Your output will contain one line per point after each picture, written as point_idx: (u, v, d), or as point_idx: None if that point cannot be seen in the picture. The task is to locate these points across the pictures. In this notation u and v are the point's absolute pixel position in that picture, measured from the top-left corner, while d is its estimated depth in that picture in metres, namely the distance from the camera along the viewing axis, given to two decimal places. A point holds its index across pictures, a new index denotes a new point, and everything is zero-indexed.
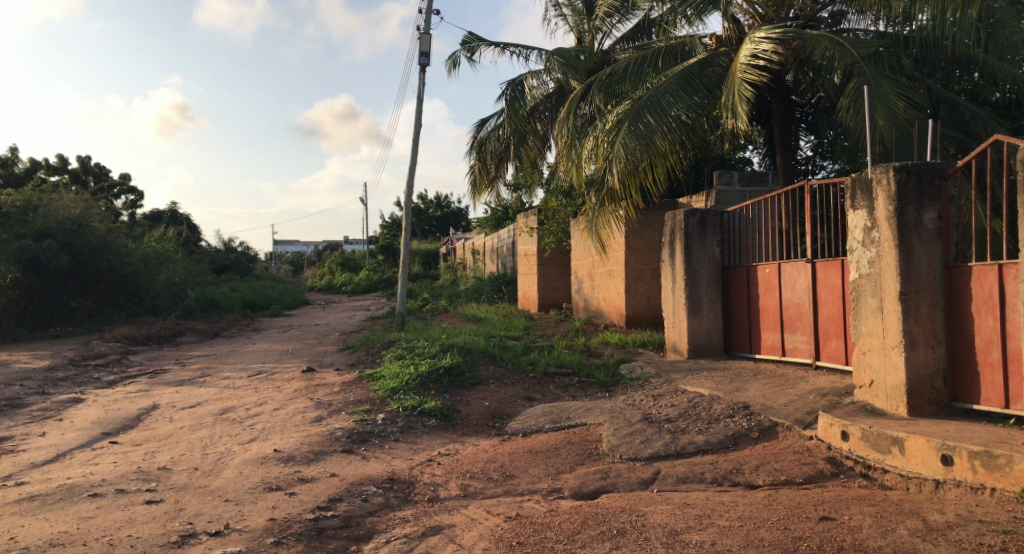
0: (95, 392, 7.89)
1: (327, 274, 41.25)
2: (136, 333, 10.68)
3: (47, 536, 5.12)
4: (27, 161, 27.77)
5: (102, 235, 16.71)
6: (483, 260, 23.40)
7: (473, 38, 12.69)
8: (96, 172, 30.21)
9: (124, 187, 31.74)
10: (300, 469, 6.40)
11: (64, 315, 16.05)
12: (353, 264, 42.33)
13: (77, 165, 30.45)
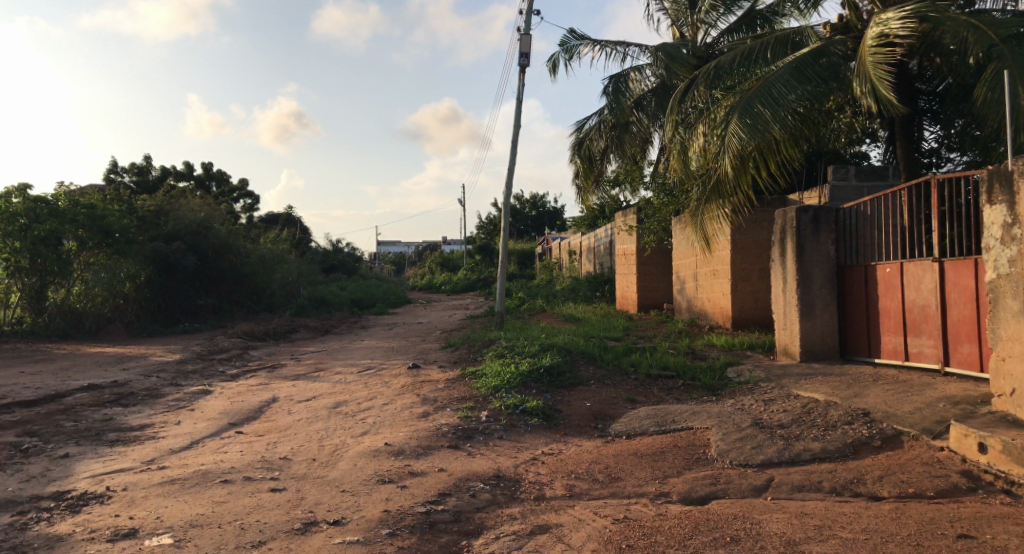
0: (221, 385, 8.43)
1: (428, 273, 42.58)
2: (255, 329, 11.36)
3: (186, 517, 5.52)
4: (159, 168, 30.21)
5: (224, 238, 17.96)
6: (580, 260, 23.40)
7: (571, 37, 12.67)
8: (219, 178, 32.39)
9: (245, 193, 33.82)
10: (410, 462, 6.59)
11: (188, 312, 17.28)
12: (451, 264, 43.46)
13: (203, 172, 32.82)
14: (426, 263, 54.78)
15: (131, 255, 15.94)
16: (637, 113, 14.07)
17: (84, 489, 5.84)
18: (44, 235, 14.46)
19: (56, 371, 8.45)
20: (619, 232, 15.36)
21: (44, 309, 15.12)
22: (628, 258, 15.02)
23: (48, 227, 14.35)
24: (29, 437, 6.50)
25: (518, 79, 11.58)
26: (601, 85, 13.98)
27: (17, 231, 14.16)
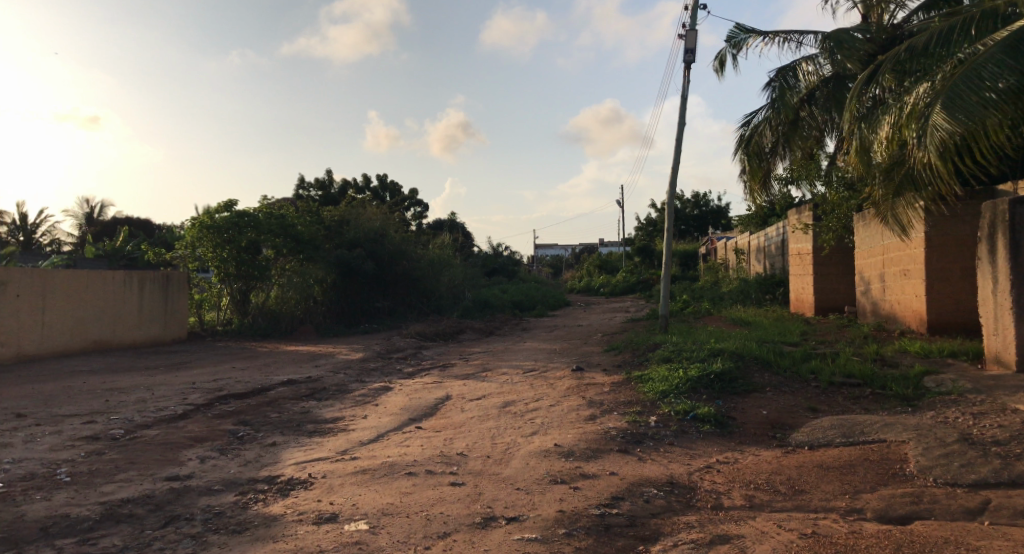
0: (399, 382, 8.98)
1: (587, 275, 43.07)
2: (427, 330, 12.03)
3: (379, 506, 5.93)
4: (340, 181, 33.06)
5: (398, 244, 19.14)
6: (748, 260, 22.44)
7: (739, 31, 12.21)
8: (392, 188, 34.78)
9: (415, 202, 35.90)
10: (581, 464, 6.63)
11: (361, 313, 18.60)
12: (610, 266, 43.62)
13: (378, 183, 35.43)
14: (580, 264, 55.20)
15: (318, 260, 17.56)
16: (806, 107, 13.55)
17: (291, 475, 6.46)
18: (246, 244, 16.57)
19: (261, 366, 9.45)
20: (793, 230, 14.68)
21: (248, 310, 17.30)
22: (804, 257, 14.21)
23: (248, 238, 16.40)
24: (243, 425, 7.31)
25: (682, 77, 11.37)
26: (769, 79, 13.43)
27: (227, 241, 16.37)
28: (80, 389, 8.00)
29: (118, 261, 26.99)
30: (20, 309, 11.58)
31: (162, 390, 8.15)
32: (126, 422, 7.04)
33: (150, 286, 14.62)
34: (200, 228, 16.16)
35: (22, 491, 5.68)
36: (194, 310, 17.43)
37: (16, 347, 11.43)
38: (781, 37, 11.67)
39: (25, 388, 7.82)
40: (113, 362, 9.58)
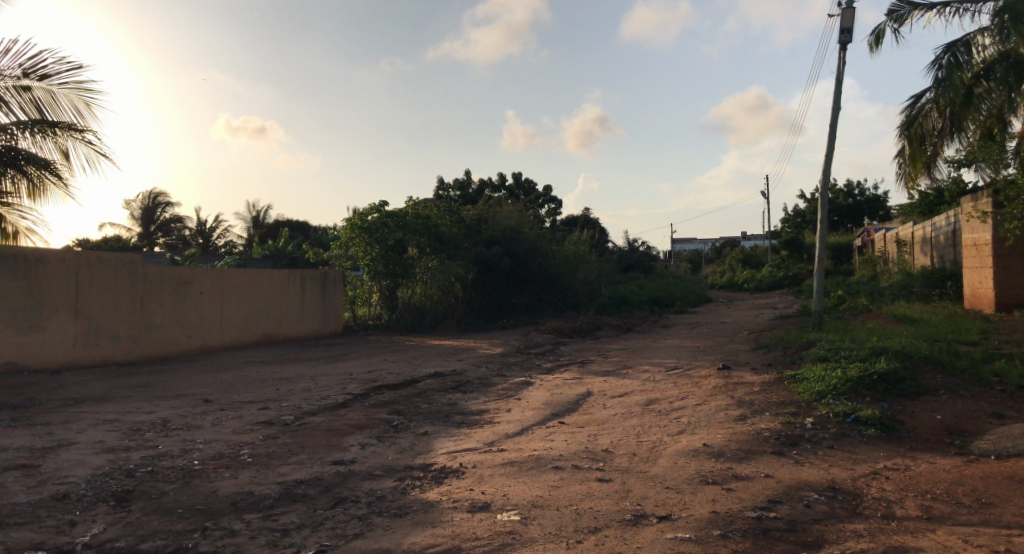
0: (540, 377, 9.11)
1: (731, 270, 42.21)
2: (564, 326, 12.16)
3: (529, 498, 6.03)
4: (475, 181, 34.15)
5: (534, 241, 19.42)
6: (912, 252, 20.79)
7: (900, 4, 11.36)
8: (528, 187, 35.49)
9: (550, 199, 36.28)
10: (733, 465, 6.39)
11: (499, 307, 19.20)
12: (754, 261, 42.48)
13: (512, 181, 36.29)
14: (720, 259, 53.70)
15: (458, 258, 18.09)
16: (981, 81, 12.37)
17: (444, 464, 6.72)
18: (394, 244, 17.43)
19: (409, 359, 9.93)
20: (968, 220, 13.47)
21: (396, 307, 18.15)
22: (981, 249, 12.97)
23: (395, 237, 17.23)
24: (397, 415, 7.69)
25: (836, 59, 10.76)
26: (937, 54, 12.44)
27: (376, 240, 17.26)
28: (255, 378, 8.75)
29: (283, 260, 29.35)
30: (204, 305, 12.56)
31: (324, 379, 8.74)
32: (295, 410, 7.61)
33: (312, 283, 15.80)
34: (352, 229, 17.21)
35: (215, 469, 6.30)
36: (348, 306, 18.34)
37: (200, 340, 12.44)
38: (952, 7, 10.73)
39: (209, 376, 8.64)
40: (281, 353, 10.41)
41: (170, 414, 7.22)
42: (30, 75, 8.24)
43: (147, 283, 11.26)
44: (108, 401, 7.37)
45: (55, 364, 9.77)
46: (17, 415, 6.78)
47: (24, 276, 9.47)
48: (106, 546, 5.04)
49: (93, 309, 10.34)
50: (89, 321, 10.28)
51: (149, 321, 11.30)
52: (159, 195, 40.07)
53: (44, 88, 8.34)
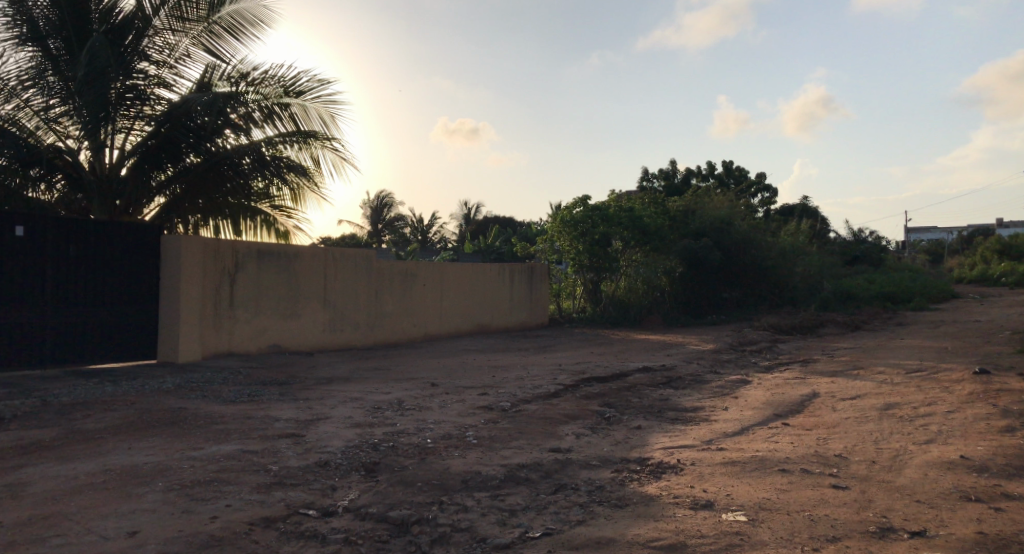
0: (757, 376, 8.74)
1: (982, 262, 37.75)
2: (781, 324, 11.67)
3: (756, 500, 5.73)
4: (679, 171, 33.55)
5: (744, 233, 18.74)
6: None
7: None
8: (738, 175, 34.47)
9: (762, 187, 34.79)
10: (1001, 482, 5.56)
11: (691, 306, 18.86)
12: (1013, 251, 37.51)
13: (722, 171, 35.40)
14: (967, 247, 48.12)
15: (666, 251, 18.22)
16: None
17: (661, 459, 6.62)
18: (599, 237, 17.60)
19: (617, 352, 10.02)
20: None
21: (600, 299, 18.48)
22: None
23: (601, 230, 17.44)
24: (609, 407, 7.74)
25: None
26: None
27: (580, 234, 17.70)
28: (475, 364, 9.35)
29: (491, 256, 31.36)
30: (427, 296, 13.64)
31: (536, 369, 9.08)
32: (512, 396, 7.95)
33: (521, 275, 16.69)
34: (562, 222, 17.74)
35: (445, 448, 6.78)
36: (555, 299, 19.07)
37: (424, 328, 13.54)
38: None
39: (433, 361, 9.36)
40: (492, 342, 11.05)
41: (404, 395, 7.87)
42: (291, 93, 9.45)
43: (385, 276, 12.50)
44: (353, 381, 8.20)
45: (309, 346, 10.83)
46: (284, 390, 7.76)
47: (285, 269, 10.41)
48: (362, 511, 5.68)
49: (338, 298, 11.41)
50: (336, 309, 11.37)
51: (382, 309, 12.40)
52: (386, 198, 44.16)
53: (300, 104, 9.48)
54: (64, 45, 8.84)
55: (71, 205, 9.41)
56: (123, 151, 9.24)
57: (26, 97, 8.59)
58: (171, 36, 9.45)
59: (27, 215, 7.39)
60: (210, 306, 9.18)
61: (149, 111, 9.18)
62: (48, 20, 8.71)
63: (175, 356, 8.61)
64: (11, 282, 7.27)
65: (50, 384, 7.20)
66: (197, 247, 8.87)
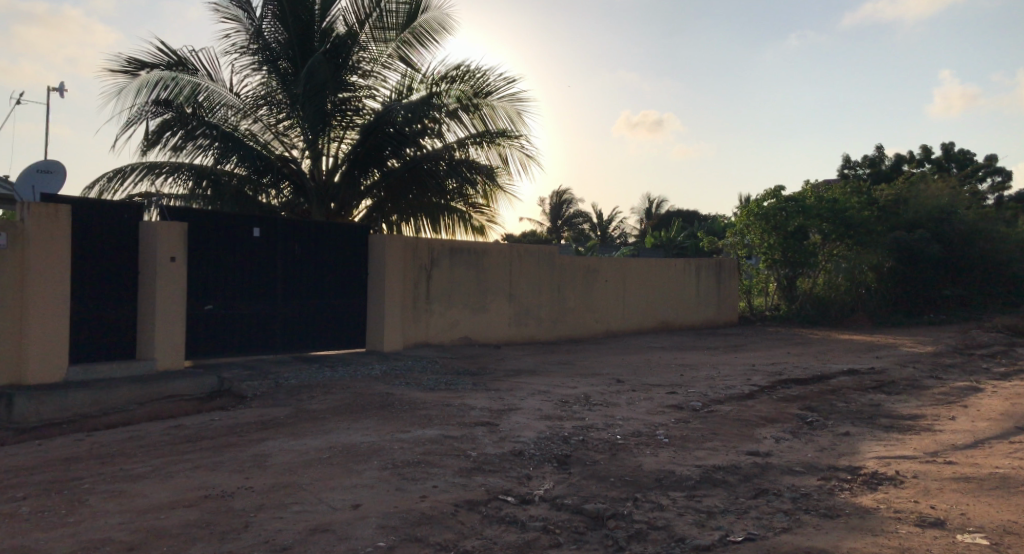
0: (990, 383, 7.85)
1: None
2: (1020, 327, 10.40)
3: (1000, 522, 5.00)
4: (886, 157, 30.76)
5: (970, 222, 17.21)
6: None
7: None
8: (960, 157, 30.92)
9: (992, 170, 30.95)
10: None
11: (896, 306, 17.30)
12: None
13: (942, 153, 31.89)
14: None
15: (874, 246, 16.85)
16: None
17: (876, 469, 6.06)
18: (794, 229, 16.71)
19: (817, 354, 9.52)
20: None
21: (796, 297, 17.62)
22: None
23: (798, 222, 16.52)
24: (810, 411, 7.32)
25: None
26: None
27: (774, 227, 16.81)
28: (661, 363, 9.32)
29: (674, 250, 30.84)
30: (609, 292, 13.75)
31: (726, 368, 8.85)
32: (702, 396, 7.77)
33: (707, 270, 16.34)
34: (751, 215, 17.05)
35: (636, 445, 6.71)
36: (744, 297, 18.56)
37: (607, 324, 13.70)
38: None
39: (620, 358, 9.46)
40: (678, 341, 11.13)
41: (590, 390, 8.00)
42: (480, 96, 9.92)
43: (569, 272, 12.75)
44: (540, 374, 8.51)
45: (497, 339, 11.31)
46: (476, 380, 8.20)
47: (476, 265, 10.92)
48: (558, 501, 5.76)
49: (523, 293, 11.80)
50: (523, 305, 11.79)
51: (565, 305, 12.67)
52: (567, 194, 45.23)
53: (488, 105, 9.98)
54: (291, 63, 9.80)
55: (295, 208, 10.52)
56: (337, 158, 10.18)
57: (260, 114, 9.93)
58: (375, 49, 10.11)
59: (263, 218, 8.33)
60: (410, 299, 9.89)
61: (358, 121, 10.01)
62: (279, 42, 9.68)
63: (381, 344, 9.40)
64: (250, 279, 8.24)
65: (279, 367, 8.15)
66: (398, 245, 9.58)
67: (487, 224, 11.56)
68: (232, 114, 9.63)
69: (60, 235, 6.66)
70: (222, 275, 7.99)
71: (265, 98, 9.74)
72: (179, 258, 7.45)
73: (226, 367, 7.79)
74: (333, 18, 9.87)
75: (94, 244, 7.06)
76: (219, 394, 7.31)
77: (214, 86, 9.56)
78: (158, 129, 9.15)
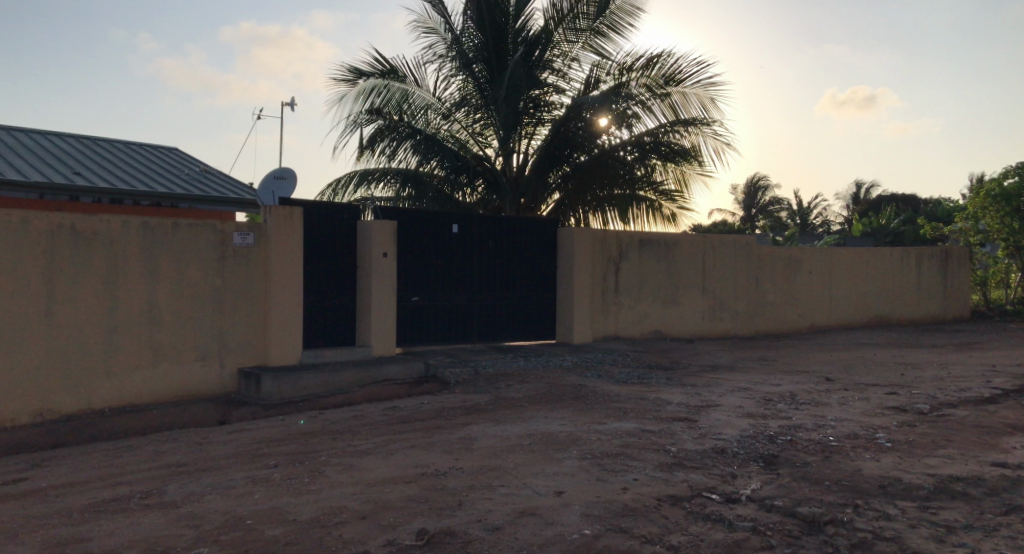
0: None
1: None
2: None
3: None
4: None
5: None
6: None
7: None
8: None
9: None
10: None
11: None
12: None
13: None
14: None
15: None
16: None
17: None
18: None
19: None
20: None
21: None
22: None
23: None
24: None
25: None
26: None
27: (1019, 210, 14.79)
28: (879, 363, 8.72)
29: (886, 238, 27.60)
30: (814, 285, 12.95)
31: (960, 371, 8.03)
32: (930, 399, 7.08)
33: (929, 261, 14.87)
34: (988, 196, 15.13)
35: (853, 448, 6.20)
36: (977, 289, 16.58)
37: (812, 318, 12.92)
38: None
39: (831, 357, 9.02)
40: (896, 338, 10.35)
41: (797, 389, 7.66)
42: (671, 82, 9.86)
43: (765, 263, 12.10)
44: (738, 371, 8.37)
45: (691, 333, 11.07)
46: (671, 375, 8.19)
47: (667, 256, 10.76)
48: (767, 503, 5.43)
49: (718, 285, 11.42)
50: (716, 297, 11.41)
51: (763, 298, 12.09)
52: (760, 178, 43.49)
53: (680, 91, 9.86)
54: (484, 66, 10.20)
55: (489, 205, 10.99)
56: (527, 155, 10.52)
57: (457, 116, 10.44)
58: (566, 46, 10.29)
59: (461, 215, 8.79)
60: (599, 293, 9.99)
61: (548, 116, 10.36)
62: (475, 47, 10.13)
63: (572, 337, 9.57)
64: (451, 274, 8.77)
65: (477, 355, 8.59)
66: (587, 238, 9.70)
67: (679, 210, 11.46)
68: (434, 117, 10.28)
69: (293, 234, 7.58)
70: (426, 270, 8.57)
71: (463, 101, 10.29)
72: (391, 253, 8.08)
73: (430, 355, 8.38)
74: (526, 17, 10.20)
75: (317, 243, 7.92)
76: (425, 380, 7.91)
77: (418, 92, 10.15)
78: (372, 136, 10.01)
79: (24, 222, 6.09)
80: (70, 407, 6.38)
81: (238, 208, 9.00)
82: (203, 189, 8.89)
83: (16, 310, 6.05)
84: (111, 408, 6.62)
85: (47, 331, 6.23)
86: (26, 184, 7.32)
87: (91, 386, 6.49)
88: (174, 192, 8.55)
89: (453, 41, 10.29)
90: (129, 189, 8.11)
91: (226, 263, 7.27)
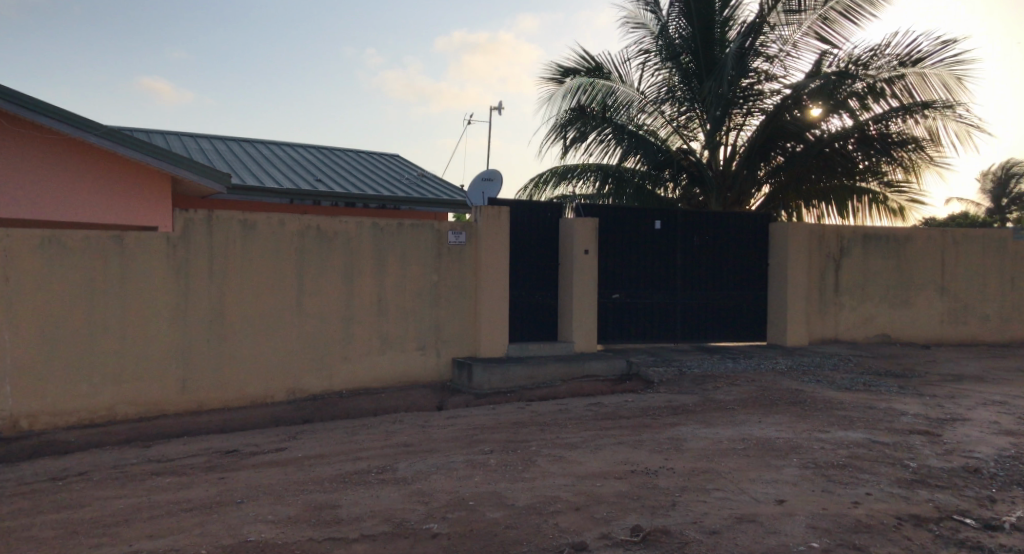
0: None
1: None
2: None
3: None
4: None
5: None
6: None
7: None
8: None
9: None
10: None
11: None
12: None
13: None
14: None
15: None
16: None
17: None
18: None
19: None
20: None
21: None
22: None
23: None
24: None
25: None
26: None
27: None
28: None
29: None
30: None
31: None
32: None
33: None
34: None
35: None
36: None
37: None
38: None
39: None
40: None
41: None
42: (906, 63, 9.34)
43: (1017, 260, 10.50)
44: (993, 382, 7.51)
45: (926, 339, 9.97)
46: (904, 383, 7.60)
47: (897, 252, 9.80)
48: None
49: (960, 286, 10.18)
50: (954, 299, 10.15)
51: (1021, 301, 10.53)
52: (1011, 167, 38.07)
53: (916, 72, 9.30)
54: (692, 57, 9.99)
55: (692, 199, 10.89)
56: (735, 147, 10.19)
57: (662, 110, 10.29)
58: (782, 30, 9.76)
59: (663, 211, 8.69)
60: (816, 293, 9.35)
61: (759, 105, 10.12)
62: (683, 38, 9.90)
63: (783, 339, 9.04)
64: (656, 273, 8.71)
65: (684, 355, 8.42)
66: (803, 233, 9.08)
67: (907, 204, 10.61)
68: (636, 112, 10.18)
69: (501, 233, 7.92)
70: (633, 268, 8.59)
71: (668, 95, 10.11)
72: (592, 250, 8.15)
73: (632, 353, 8.37)
74: (734, 7, 9.86)
75: (522, 241, 8.23)
76: (627, 378, 7.92)
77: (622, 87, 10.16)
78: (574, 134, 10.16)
79: (281, 224, 6.96)
80: (316, 388, 7.19)
81: (450, 208, 9.61)
82: (422, 192, 9.62)
83: (276, 301, 6.95)
84: (346, 390, 7.35)
85: (298, 320, 7.08)
86: (280, 192, 8.42)
87: (332, 369, 7.26)
88: (397, 195, 9.33)
89: (660, 33, 10.10)
90: (361, 193, 9.00)
91: (442, 260, 7.79)
